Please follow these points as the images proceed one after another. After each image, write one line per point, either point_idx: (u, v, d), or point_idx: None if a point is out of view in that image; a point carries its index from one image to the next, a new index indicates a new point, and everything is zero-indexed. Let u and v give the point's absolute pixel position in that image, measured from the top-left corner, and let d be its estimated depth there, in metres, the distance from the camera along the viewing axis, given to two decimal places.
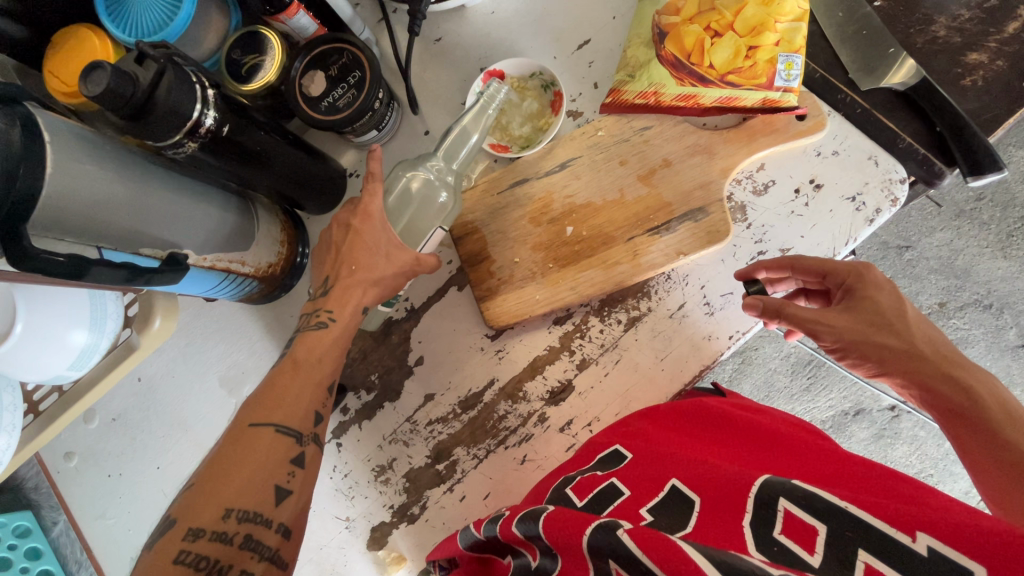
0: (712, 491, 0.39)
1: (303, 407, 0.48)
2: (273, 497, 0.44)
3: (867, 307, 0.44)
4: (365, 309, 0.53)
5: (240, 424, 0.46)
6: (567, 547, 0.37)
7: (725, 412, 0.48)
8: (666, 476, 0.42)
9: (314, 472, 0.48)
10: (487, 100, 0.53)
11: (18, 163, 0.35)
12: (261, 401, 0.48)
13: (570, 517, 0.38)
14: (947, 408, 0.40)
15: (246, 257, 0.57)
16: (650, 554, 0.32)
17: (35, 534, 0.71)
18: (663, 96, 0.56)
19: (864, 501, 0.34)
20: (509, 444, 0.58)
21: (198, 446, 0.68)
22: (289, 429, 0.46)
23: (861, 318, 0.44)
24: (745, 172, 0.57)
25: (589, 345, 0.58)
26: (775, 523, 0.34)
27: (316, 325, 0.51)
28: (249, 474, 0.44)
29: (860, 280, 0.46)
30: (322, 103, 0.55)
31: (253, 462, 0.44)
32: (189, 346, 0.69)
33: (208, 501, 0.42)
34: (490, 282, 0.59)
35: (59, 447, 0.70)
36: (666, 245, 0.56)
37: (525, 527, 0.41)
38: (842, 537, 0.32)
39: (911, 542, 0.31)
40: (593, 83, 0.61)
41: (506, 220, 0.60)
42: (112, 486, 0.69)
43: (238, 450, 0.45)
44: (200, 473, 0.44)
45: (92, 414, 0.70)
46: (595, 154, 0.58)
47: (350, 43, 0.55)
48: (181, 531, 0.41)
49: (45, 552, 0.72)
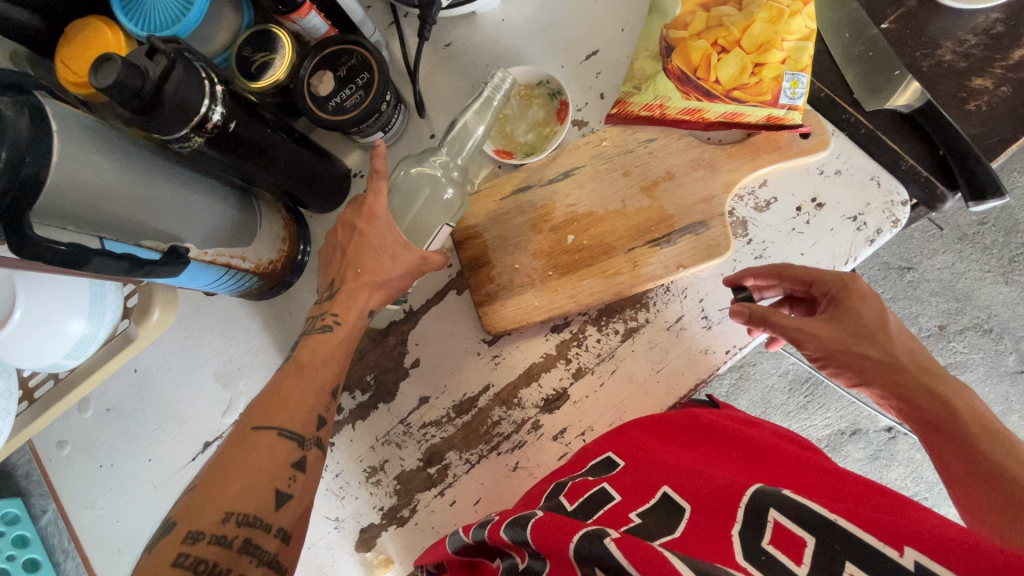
0: (700, 501, 0.38)
1: (305, 411, 0.48)
2: (274, 503, 0.44)
3: (850, 316, 0.44)
4: (371, 313, 0.53)
5: (243, 425, 0.46)
6: (555, 554, 0.37)
7: (719, 425, 0.48)
8: (658, 487, 0.42)
9: (318, 474, 0.48)
10: (491, 90, 0.53)
11: (26, 150, 0.36)
12: (264, 402, 0.48)
13: (559, 523, 0.38)
14: (924, 420, 0.40)
15: (247, 253, 0.57)
16: (635, 564, 0.32)
17: (23, 522, 0.71)
18: (668, 109, 0.57)
19: (851, 514, 0.33)
20: (502, 450, 0.58)
21: (191, 439, 0.68)
22: (292, 433, 0.46)
23: (844, 328, 0.44)
24: (747, 188, 0.57)
25: (586, 354, 0.58)
26: (764, 534, 0.34)
27: (320, 326, 0.51)
28: (246, 475, 0.43)
29: (844, 289, 0.46)
30: (329, 103, 0.55)
31: (254, 462, 0.44)
32: (187, 338, 0.69)
33: (209, 504, 0.42)
34: (489, 287, 0.59)
35: (52, 436, 0.70)
36: (666, 257, 0.56)
37: (513, 532, 0.41)
38: (833, 549, 0.32)
39: (898, 556, 0.30)
40: (599, 94, 0.61)
41: (508, 226, 0.60)
42: (102, 476, 0.69)
43: (241, 451, 0.45)
44: (201, 476, 0.44)
45: (86, 403, 0.70)
46: (598, 164, 0.59)
47: (360, 45, 0.56)
48: (180, 534, 0.41)
49: (32, 540, 0.71)
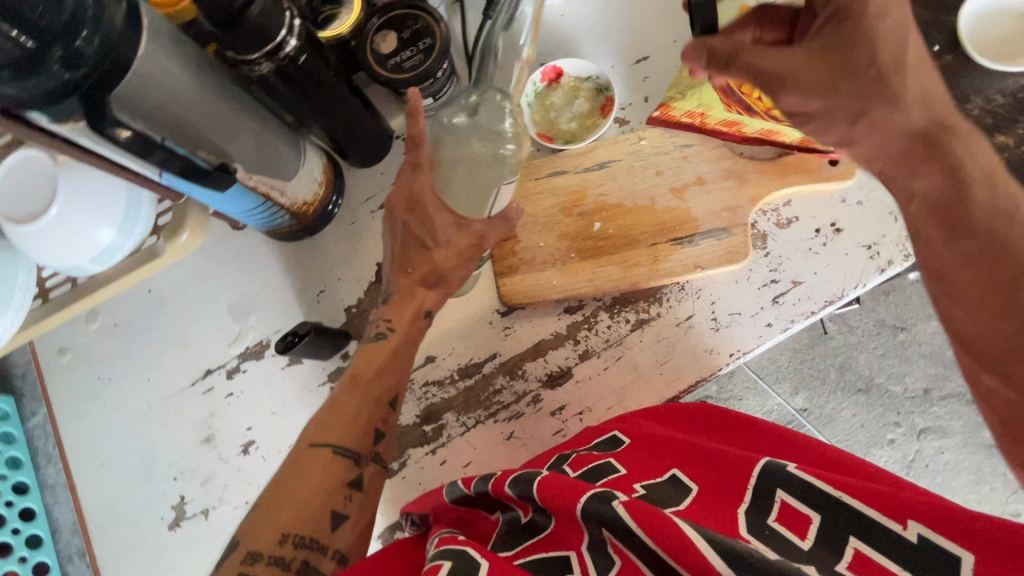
0: (705, 480, 0.40)
1: (360, 427, 0.50)
2: (331, 523, 0.45)
3: (837, 52, 0.45)
4: (426, 314, 0.57)
5: (301, 443, 0.48)
6: (560, 510, 0.39)
7: (722, 414, 0.50)
8: (664, 468, 0.43)
9: (373, 497, 0.49)
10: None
11: (117, 41, 0.37)
12: (329, 413, 0.50)
13: (568, 486, 0.39)
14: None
15: (286, 188, 0.59)
16: (643, 525, 0.34)
17: (11, 419, 0.68)
18: (708, 119, 0.58)
19: (851, 487, 0.35)
20: (499, 418, 0.60)
21: (192, 365, 0.69)
22: (347, 452, 0.48)
23: (848, 97, 0.45)
24: (771, 205, 0.59)
25: (595, 338, 0.60)
26: (770, 512, 0.36)
27: (375, 334, 0.54)
28: (304, 492, 0.45)
29: (847, 23, 0.44)
30: (390, 61, 0.59)
31: (310, 480, 0.46)
32: (205, 268, 0.70)
33: (267, 522, 0.44)
34: (512, 260, 0.61)
35: (54, 342, 0.71)
36: (685, 256, 0.58)
37: (517, 488, 0.42)
38: (837, 526, 0.33)
39: (902, 529, 0.32)
40: (643, 96, 0.64)
41: (538, 205, 0.62)
42: (98, 388, 0.70)
43: (296, 476, 0.46)
44: (262, 495, 0.46)
45: (95, 315, 0.71)
46: (634, 160, 0.61)
47: (427, 11, 0.59)
48: (240, 556, 0.42)
49: (14, 442, 0.68)
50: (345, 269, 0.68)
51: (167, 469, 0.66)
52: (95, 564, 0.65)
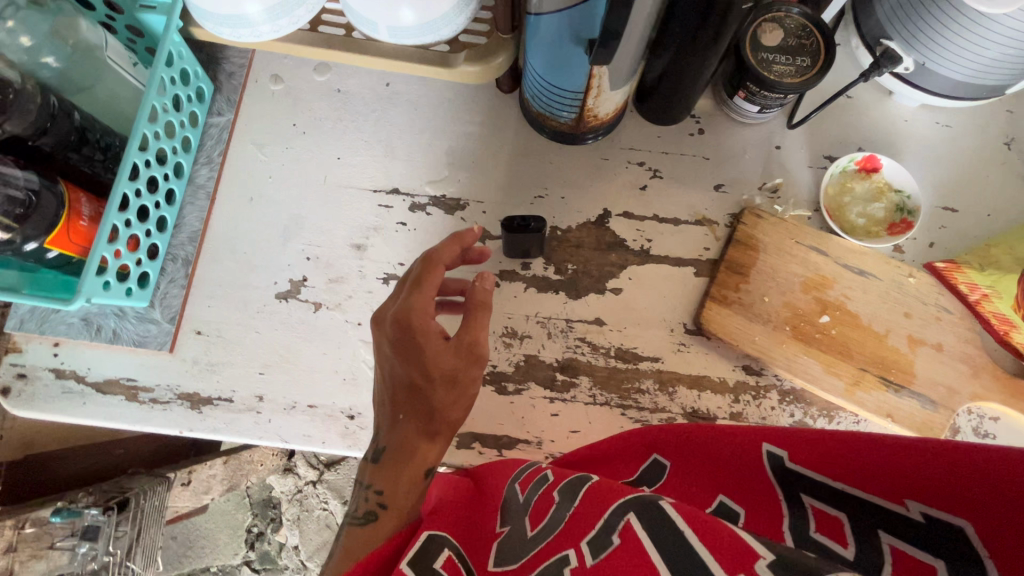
0: (744, 496, 0.40)
1: (428, 401, 0.45)
2: (457, 402, 0.46)
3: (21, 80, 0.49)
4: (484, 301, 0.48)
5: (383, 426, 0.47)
6: (587, 507, 0.38)
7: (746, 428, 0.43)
8: (714, 495, 0.41)
9: (448, 417, 0.46)
10: None
11: None
12: (416, 329, 0.46)
13: (608, 491, 0.39)
14: None
15: (603, 92, 0.57)
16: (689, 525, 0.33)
17: (202, 104, 0.66)
18: (987, 304, 0.58)
19: (855, 476, 0.37)
20: (629, 413, 0.59)
21: (384, 175, 0.66)
22: (401, 410, 0.46)
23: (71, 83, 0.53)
24: (979, 412, 0.59)
25: (753, 408, 0.59)
26: (810, 523, 0.36)
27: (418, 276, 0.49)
28: (389, 488, 0.46)
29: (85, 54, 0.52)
30: (762, 54, 0.58)
31: (401, 476, 0.46)
32: (448, 100, 0.68)
33: (356, 544, 0.45)
34: (729, 294, 0.60)
35: (274, 66, 0.69)
36: (885, 400, 0.57)
37: (568, 487, 0.43)
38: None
39: (905, 510, 0.34)
40: (930, 240, 0.63)
41: (783, 264, 0.60)
42: (289, 134, 0.67)
43: (383, 475, 0.46)
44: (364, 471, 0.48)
45: (326, 70, 0.69)
46: (893, 289, 0.60)
47: (822, 34, 0.59)
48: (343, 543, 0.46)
49: (197, 126, 0.65)
50: (572, 191, 0.65)
51: (304, 245, 0.64)
52: (191, 277, 0.62)
